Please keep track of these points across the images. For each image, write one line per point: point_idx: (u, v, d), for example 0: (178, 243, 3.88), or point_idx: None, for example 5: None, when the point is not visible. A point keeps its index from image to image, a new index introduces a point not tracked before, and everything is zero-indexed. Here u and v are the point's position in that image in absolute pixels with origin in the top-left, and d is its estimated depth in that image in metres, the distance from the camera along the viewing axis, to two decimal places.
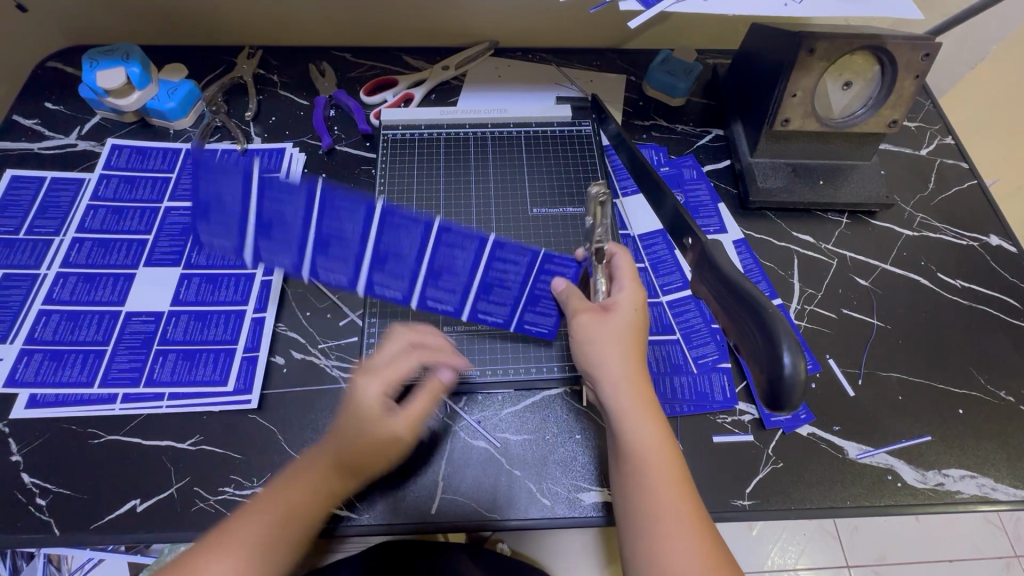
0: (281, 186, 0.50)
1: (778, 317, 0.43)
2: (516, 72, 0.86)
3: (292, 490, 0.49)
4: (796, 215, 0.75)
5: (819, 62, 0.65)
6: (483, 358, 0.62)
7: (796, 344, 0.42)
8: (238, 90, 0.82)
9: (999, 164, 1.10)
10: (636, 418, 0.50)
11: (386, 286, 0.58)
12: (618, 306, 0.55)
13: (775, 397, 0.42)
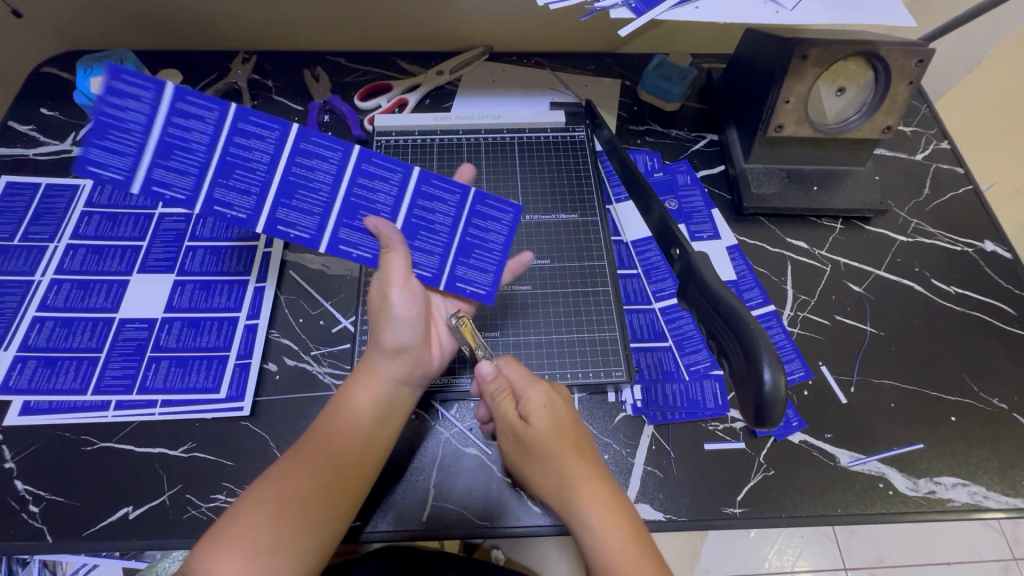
0: (257, 122, 0.51)
1: (760, 331, 0.42)
2: (511, 77, 0.86)
3: (335, 447, 0.50)
4: (789, 221, 0.75)
5: (812, 69, 0.65)
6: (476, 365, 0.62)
7: (776, 358, 0.40)
8: (233, 96, 0.82)
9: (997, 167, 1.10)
10: (589, 532, 0.49)
11: (292, 223, 0.54)
12: (531, 419, 0.53)
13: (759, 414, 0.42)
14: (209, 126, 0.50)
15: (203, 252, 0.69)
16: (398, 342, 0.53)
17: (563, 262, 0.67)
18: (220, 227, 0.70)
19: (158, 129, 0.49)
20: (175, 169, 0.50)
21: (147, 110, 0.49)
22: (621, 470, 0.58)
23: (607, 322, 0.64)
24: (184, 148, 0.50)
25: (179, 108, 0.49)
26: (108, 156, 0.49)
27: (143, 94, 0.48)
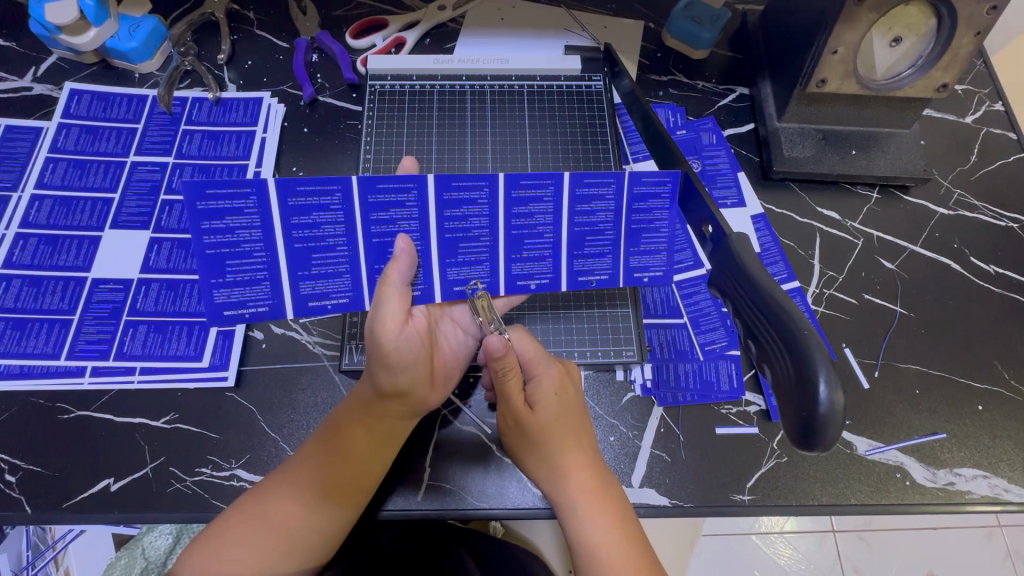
0: (387, 188, 0.46)
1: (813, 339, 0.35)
2: (521, 15, 0.76)
3: (329, 469, 0.48)
4: (822, 188, 0.69)
5: (867, 13, 0.56)
6: None
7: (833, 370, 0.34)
8: (209, 29, 0.73)
9: None
10: (582, 515, 0.48)
11: (467, 278, 0.50)
12: (542, 401, 0.50)
13: (807, 436, 0.34)
14: (338, 212, 0.46)
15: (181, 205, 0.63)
16: (395, 387, 0.46)
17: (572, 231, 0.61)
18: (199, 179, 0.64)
19: (284, 240, 0.46)
20: (321, 275, 0.48)
21: (255, 223, 0.45)
22: (626, 452, 0.55)
23: (619, 299, 0.59)
24: (323, 247, 0.47)
25: (294, 204, 0.45)
26: (242, 291, 0.47)
27: (244, 205, 0.44)
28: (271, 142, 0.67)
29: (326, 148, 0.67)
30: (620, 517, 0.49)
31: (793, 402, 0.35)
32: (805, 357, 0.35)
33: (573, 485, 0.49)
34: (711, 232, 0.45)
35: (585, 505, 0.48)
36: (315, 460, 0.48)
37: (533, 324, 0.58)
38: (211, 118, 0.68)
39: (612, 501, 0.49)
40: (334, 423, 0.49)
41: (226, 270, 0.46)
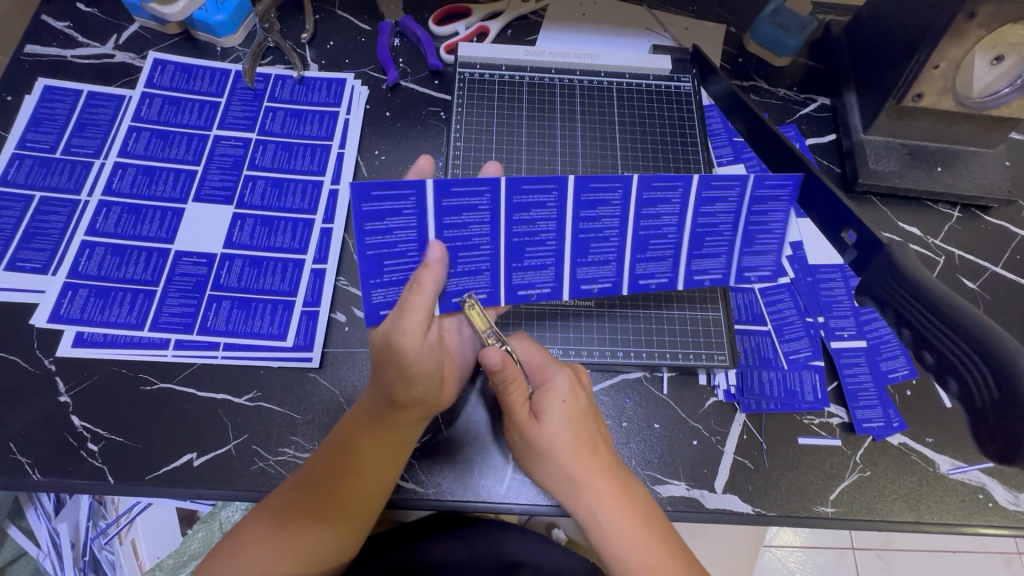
0: (531, 189, 0.46)
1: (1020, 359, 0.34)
2: (604, 12, 0.76)
3: (343, 484, 0.47)
4: (903, 203, 0.68)
5: (977, 30, 0.56)
6: (565, 336, 0.57)
7: None
8: (292, 7, 0.73)
9: None
10: (604, 521, 0.47)
11: (594, 278, 0.51)
12: (549, 409, 0.49)
13: (1007, 449, 0.35)
14: (485, 213, 0.46)
15: (264, 183, 0.62)
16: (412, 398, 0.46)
17: None
18: (282, 157, 0.64)
19: (436, 239, 0.46)
20: (466, 273, 0.48)
21: (412, 223, 0.45)
22: (708, 457, 0.55)
23: (709, 301, 0.59)
24: (469, 247, 0.47)
25: (447, 206, 0.45)
26: (394, 291, 0.47)
27: (404, 206, 0.44)
28: (354, 125, 0.66)
29: (408, 133, 0.67)
30: (646, 520, 0.47)
31: (992, 423, 0.35)
32: (1010, 374, 0.34)
33: (590, 490, 0.47)
34: (855, 240, 0.44)
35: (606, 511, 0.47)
36: (321, 467, 0.48)
37: (619, 321, 0.57)
38: (293, 96, 0.67)
39: (636, 505, 0.47)
40: (342, 437, 0.48)
41: (383, 269, 0.46)
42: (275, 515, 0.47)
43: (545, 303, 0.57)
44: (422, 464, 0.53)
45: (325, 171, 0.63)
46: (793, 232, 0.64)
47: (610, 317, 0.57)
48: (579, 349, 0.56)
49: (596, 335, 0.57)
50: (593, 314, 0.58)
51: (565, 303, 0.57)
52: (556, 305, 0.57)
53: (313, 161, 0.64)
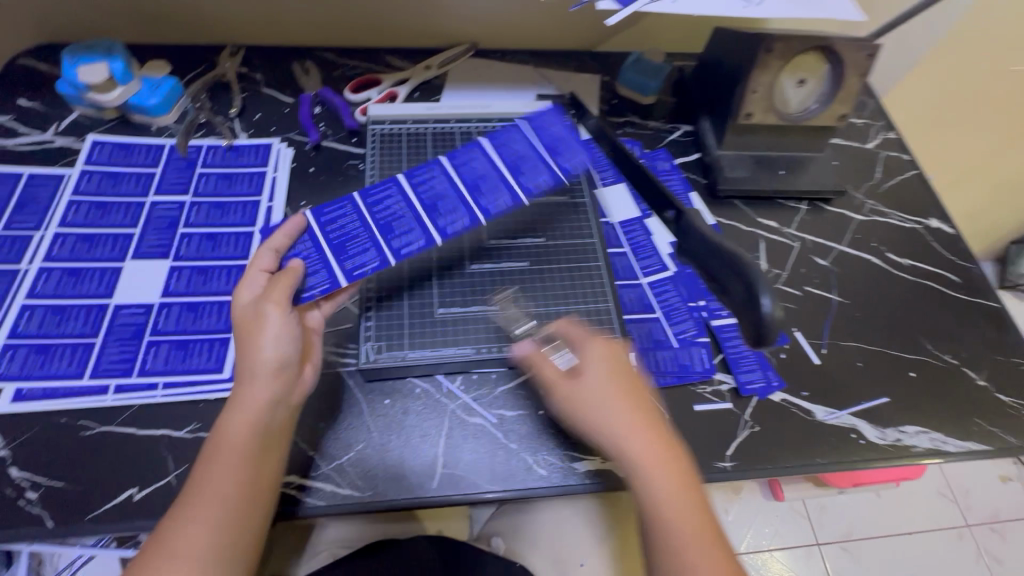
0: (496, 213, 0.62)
1: (757, 271, 0.53)
2: (497, 72, 0.89)
3: (232, 467, 0.47)
4: (760, 203, 0.81)
5: (776, 61, 0.71)
6: (478, 337, 0.62)
7: (772, 289, 0.52)
8: (221, 87, 0.83)
9: (928, 151, 1.24)
10: (651, 479, 0.50)
11: None
12: (588, 367, 0.54)
13: (758, 334, 0.53)
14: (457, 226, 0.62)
15: (199, 238, 0.69)
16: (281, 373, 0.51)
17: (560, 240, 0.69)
18: (215, 214, 0.71)
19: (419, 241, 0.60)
20: None
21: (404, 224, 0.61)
22: None
23: (600, 295, 0.66)
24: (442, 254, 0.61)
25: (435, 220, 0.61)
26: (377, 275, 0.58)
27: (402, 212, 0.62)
28: (281, 181, 0.75)
29: (331, 184, 0.76)
30: (682, 472, 0.51)
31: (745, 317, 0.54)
32: (752, 281, 0.53)
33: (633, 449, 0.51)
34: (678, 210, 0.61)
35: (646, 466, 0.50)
36: (206, 464, 0.47)
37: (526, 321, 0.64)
38: (224, 162, 0.75)
39: (675, 463, 0.51)
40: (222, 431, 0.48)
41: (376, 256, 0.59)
42: (178, 518, 0.45)
43: (457, 311, 0.63)
44: (357, 470, 0.57)
45: (255, 222, 0.71)
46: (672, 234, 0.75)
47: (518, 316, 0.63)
48: (490, 347, 0.62)
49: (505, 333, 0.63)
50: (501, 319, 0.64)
51: (475, 309, 0.64)
52: (467, 312, 0.63)
53: (244, 215, 0.71)
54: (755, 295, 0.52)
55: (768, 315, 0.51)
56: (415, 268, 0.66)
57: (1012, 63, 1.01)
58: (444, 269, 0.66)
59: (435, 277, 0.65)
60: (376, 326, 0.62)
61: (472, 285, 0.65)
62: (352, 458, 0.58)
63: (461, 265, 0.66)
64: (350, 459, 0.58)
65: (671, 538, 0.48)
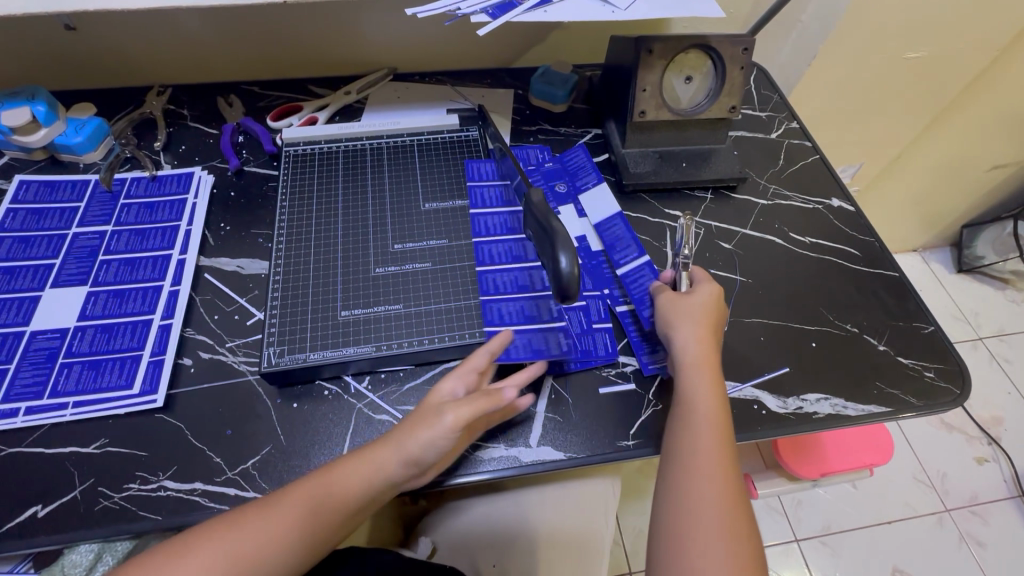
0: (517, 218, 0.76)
1: (563, 233, 0.57)
2: (414, 93, 0.94)
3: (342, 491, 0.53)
4: (667, 195, 0.85)
5: (659, 60, 0.76)
6: (379, 335, 0.64)
7: (570, 250, 0.56)
8: (149, 125, 0.87)
9: (848, 139, 1.30)
10: (693, 431, 0.56)
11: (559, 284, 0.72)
12: (685, 324, 0.63)
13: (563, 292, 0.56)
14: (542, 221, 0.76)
15: (118, 264, 0.71)
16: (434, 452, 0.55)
17: (462, 241, 0.73)
18: (135, 240, 0.74)
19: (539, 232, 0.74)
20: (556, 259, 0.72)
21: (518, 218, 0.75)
22: (524, 418, 0.63)
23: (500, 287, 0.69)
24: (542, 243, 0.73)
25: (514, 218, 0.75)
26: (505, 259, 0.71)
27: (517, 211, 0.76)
28: (201, 206, 0.78)
29: (250, 206, 0.79)
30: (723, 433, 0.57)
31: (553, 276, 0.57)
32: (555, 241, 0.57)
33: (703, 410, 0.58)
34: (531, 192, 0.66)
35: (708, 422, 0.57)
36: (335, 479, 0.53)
37: (426, 318, 0.66)
38: (146, 192, 0.79)
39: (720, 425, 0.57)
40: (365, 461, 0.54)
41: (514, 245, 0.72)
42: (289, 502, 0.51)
43: (361, 313, 0.66)
44: (262, 473, 0.58)
45: (174, 246, 0.74)
46: (578, 227, 0.78)
47: (418, 314, 0.66)
48: (390, 344, 0.64)
49: (406, 329, 0.65)
50: (402, 318, 0.66)
51: (379, 309, 0.66)
52: (371, 313, 0.66)
53: (163, 240, 0.74)
54: (555, 254, 0.56)
55: (562, 271, 0.55)
56: (321, 275, 0.69)
57: (906, 52, 1.05)
58: (349, 274, 0.69)
59: (340, 281, 0.69)
60: (280, 334, 0.64)
61: (376, 287, 0.68)
62: (258, 462, 0.59)
63: (367, 269, 0.70)
64: (256, 463, 0.59)
65: (705, 493, 0.53)
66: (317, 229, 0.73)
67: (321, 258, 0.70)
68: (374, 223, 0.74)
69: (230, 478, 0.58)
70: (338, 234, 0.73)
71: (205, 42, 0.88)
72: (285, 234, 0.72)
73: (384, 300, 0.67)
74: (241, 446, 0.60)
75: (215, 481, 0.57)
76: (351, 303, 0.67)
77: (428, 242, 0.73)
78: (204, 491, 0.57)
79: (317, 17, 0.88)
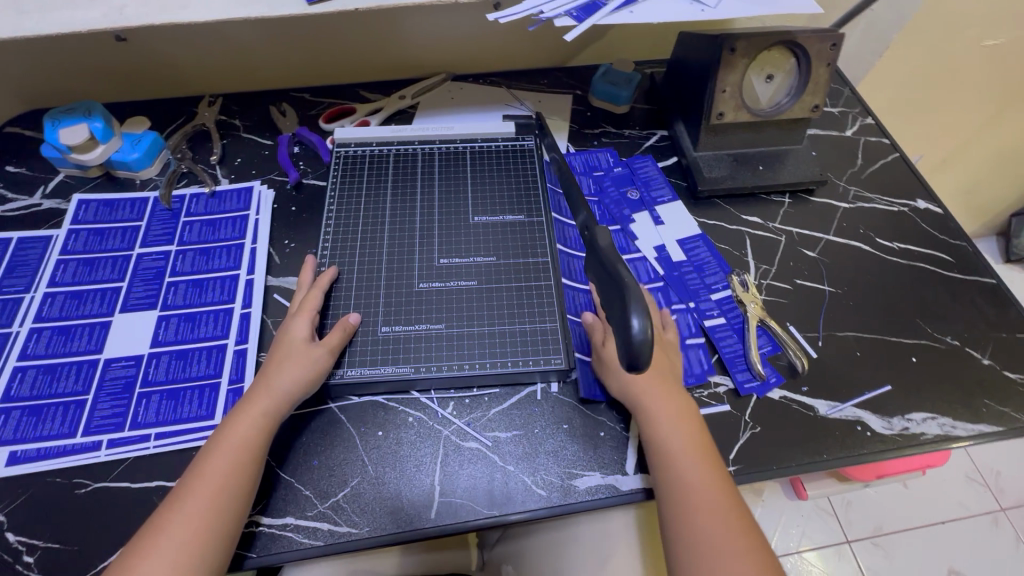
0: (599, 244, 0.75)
1: (632, 289, 0.51)
2: (469, 96, 0.91)
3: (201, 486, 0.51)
4: (742, 200, 0.81)
5: (742, 59, 0.72)
6: (424, 357, 0.63)
7: (643, 309, 0.49)
8: (202, 136, 0.85)
9: (909, 129, 1.24)
10: (679, 455, 0.54)
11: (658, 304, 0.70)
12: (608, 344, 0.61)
13: (634, 359, 0.49)
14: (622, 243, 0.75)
15: (185, 285, 0.69)
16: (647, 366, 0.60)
17: (508, 258, 0.71)
18: (200, 261, 0.72)
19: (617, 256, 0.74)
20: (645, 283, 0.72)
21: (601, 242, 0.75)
22: (617, 443, 0.61)
23: (548, 312, 0.66)
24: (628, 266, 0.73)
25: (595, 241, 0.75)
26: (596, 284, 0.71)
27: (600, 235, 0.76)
28: (264, 222, 0.75)
29: (314, 222, 0.77)
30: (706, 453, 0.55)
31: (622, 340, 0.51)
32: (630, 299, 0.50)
33: (680, 442, 0.55)
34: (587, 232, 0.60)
35: (689, 461, 0.54)
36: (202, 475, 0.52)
37: (482, 339, 0.64)
38: (207, 209, 0.76)
39: (699, 447, 0.55)
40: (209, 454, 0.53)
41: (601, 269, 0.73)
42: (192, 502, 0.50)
43: (400, 330, 0.65)
44: (354, 507, 0.56)
45: (240, 266, 0.71)
46: (656, 238, 0.76)
47: (474, 334, 0.65)
48: (430, 365, 0.62)
49: (457, 351, 0.64)
50: (448, 337, 0.64)
51: (420, 328, 0.65)
52: (411, 331, 0.65)
53: (229, 259, 0.72)
54: (626, 318, 0.49)
55: (641, 337, 0.48)
56: (361, 288, 0.67)
57: (984, 39, 1.00)
58: (391, 290, 0.67)
59: (381, 296, 0.67)
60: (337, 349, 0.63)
61: (418, 304, 0.66)
62: (348, 494, 0.57)
63: (408, 283, 0.68)
64: (346, 496, 0.57)
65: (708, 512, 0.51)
66: (361, 242, 0.71)
67: (365, 270, 0.69)
68: (418, 236, 0.72)
69: (322, 512, 0.56)
70: (382, 246, 0.71)
71: (257, 49, 0.85)
72: (329, 244, 0.71)
73: (428, 318, 0.65)
74: (329, 477, 0.58)
75: (307, 515, 0.56)
76: (391, 320, 0.65)
77: (472, 258, 0.70)
78: (297, 526, 0.55)
79: (371, 20, 0.84)
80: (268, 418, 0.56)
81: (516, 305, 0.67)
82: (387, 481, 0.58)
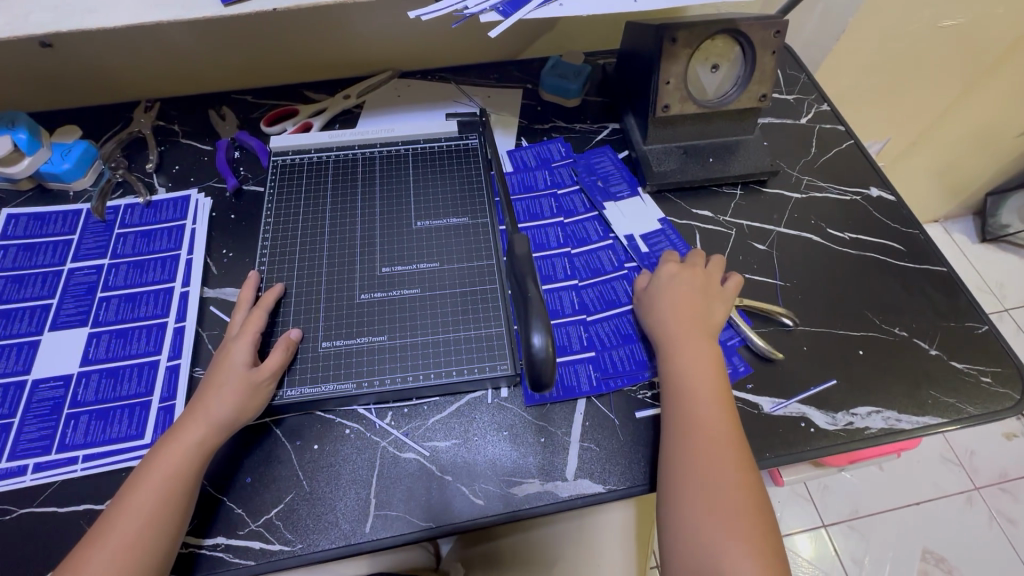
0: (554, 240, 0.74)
1: (534, 304, 0.52)
2: (415, 94, 0.88)
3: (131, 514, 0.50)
4: (693, 193, 0.79)
5: (684, 49, 0.70)
6: (365, 371, 0.61)
7: (543, 326, 0.50)
8: (138, 143, 0.82)
9: (876, 112, 1.23)
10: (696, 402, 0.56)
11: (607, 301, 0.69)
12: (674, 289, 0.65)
13: (535, 375, 0.51)
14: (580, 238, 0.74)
15: (118, 301, 0.68)
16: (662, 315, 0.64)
17: (451, 263, 0.69)
18: (133, 274, 0.70)
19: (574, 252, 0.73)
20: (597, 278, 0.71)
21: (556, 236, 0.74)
22: (557, 449, 0.60)
23: (493, 318, 0.65)
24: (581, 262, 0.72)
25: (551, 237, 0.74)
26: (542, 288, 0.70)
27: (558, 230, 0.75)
28: (200, 232, 0.73)
29: (253, 229, 0.75)
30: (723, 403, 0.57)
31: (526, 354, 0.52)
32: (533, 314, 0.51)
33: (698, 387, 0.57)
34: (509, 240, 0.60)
35: (706, 408, 0.56)
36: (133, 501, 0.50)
37: (424, 350, 0.63)
38: (142, 219, 0.74)
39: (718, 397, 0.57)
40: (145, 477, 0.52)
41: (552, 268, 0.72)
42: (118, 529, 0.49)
43: (341, 344, 0.63)
44: (287, 523, 0.55)
45: (175, 278, 0.69)
46: (626, 228, 0.75)
47: (417, 345, 0.63)
48: (372, 379, 0.61)
49: (400, 364, 0.62)
50: (389, 350, 0.63)
51: (362, 341, 0.63)
52: (352, 345, 0.63)
53: (164, 271, 0.70)
54: (526, 333, 0.50)
55: (538, 353, 0.49)
56: (301, 302, 0.66)
57: (942, 19, 0.98)
58: (332, 301, 0.66)
59: (322, 309, 0.65)
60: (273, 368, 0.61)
61: (359, 316, 0.65)
62: (282, 511, 0.56)
63: (350, 294, 0.66)
64: (279, 513, 0.56)
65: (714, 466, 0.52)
66: (300, 253, 0.69)
67: (306, 282, 0.67)
68: (360, 244, 0.70)
69: (254, 531, 0.55)
70: (322, 256, 0.69)
71: (192, 51, 0.83)
72: (268, 257, 0.69)
73: (369, 330, 0.64)
74: (262, 493, 0.57)
75: (239, 534, 0.55)
76: (331, 333, 0.64)
77: (415, 265, 0.69)
78: (228, 546, 0.54)
79: (309, 17, 0.82)
80: (203, 447, 0.54)
81: (459, 313, 0.65)
82: (321, 496, 0.56)
